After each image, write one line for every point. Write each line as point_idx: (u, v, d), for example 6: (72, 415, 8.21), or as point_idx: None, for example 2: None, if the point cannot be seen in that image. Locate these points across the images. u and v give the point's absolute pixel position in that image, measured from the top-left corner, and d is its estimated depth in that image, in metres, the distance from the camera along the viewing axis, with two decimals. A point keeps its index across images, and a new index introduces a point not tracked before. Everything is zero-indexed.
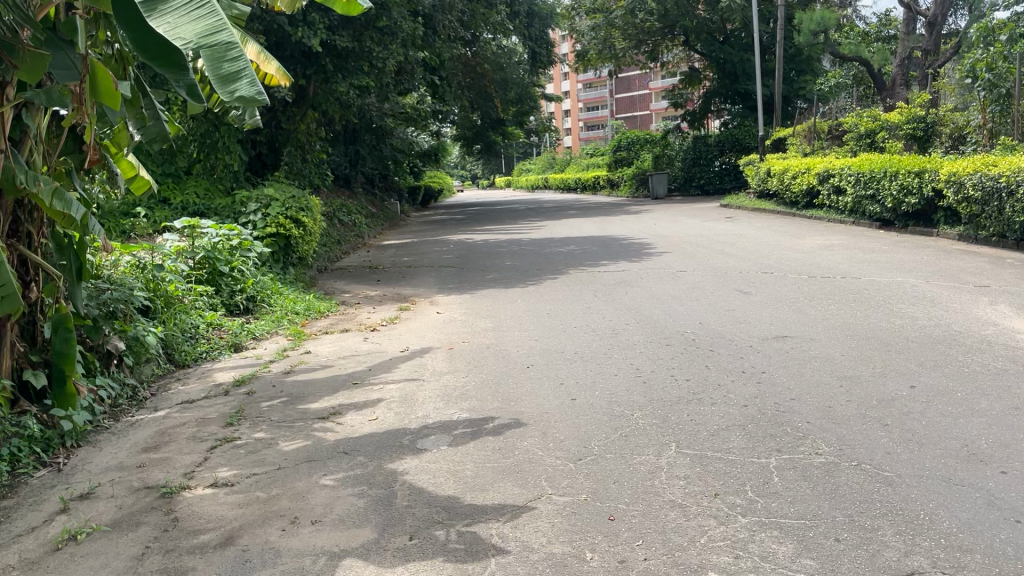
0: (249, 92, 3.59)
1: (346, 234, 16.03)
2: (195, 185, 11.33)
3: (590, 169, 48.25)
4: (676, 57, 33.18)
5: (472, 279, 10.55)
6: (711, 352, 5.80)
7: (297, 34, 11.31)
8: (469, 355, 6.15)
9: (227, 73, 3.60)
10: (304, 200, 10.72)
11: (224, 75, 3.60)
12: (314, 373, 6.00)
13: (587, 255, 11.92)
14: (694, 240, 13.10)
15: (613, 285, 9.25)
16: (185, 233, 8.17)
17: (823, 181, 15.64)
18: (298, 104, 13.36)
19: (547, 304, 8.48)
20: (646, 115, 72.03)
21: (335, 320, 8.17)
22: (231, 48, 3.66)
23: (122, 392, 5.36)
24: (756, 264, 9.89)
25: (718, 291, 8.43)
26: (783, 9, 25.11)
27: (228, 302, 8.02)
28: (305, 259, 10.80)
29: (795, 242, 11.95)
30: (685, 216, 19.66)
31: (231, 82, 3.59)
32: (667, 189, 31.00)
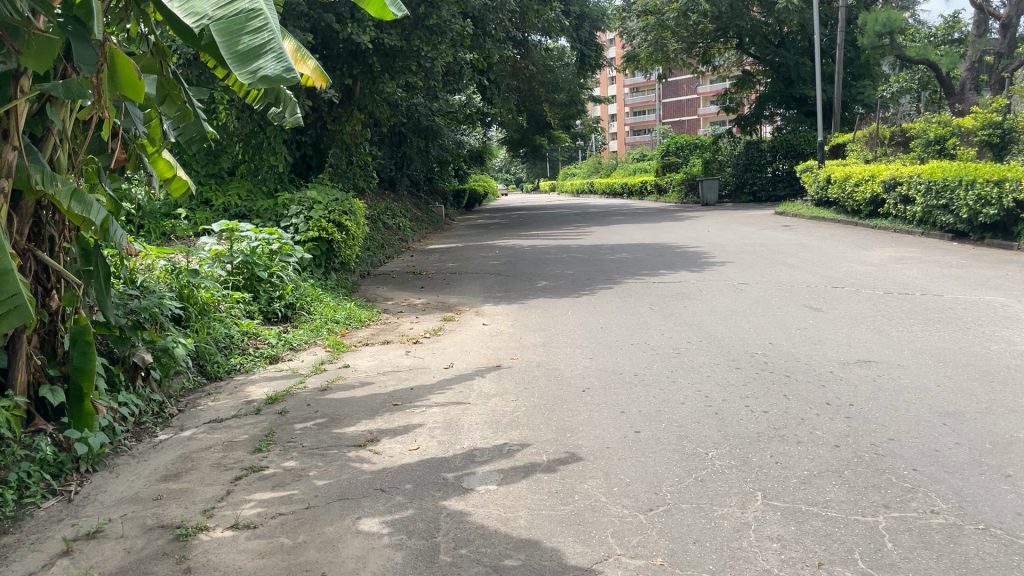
0: (274, 70, 3.63)
1: (390, 238, 15.71)
2: (238, 186, 11.06)
3: (636, 174, 47.49)
4: (729, 60, 32.34)
5: (520, 288, 10.08)
6: (787, 378, 5.24)
7: (345, 32, 10.94)
8: (518, 376, 5.66)
9: (246, 51, 3.73)
10: (348, 203, 10.37)
11: (241, 52, 3.73)
12: (352, 390, 5.58)
13: (640, 264, 11.36)
14: (752, 250, 12.44)
15: (671, 298, 8.69)
16: (223, 236, 7.86)
17: (889, 189, 14.82)
18: (344, 105, 13.04)
19: (600, 317, 7.96)
20: (694, 120, 71.02)
21: (376, 330, 7.76)
22: (248, 27, 3.81)
23: (147, 409, 5.00)
24: (825, 277, 9.23)
25: (786, 307, 7.83)
26: (845, 10, 24.23)
27: (266, 310, 7.66)
28: (347, 265, 10.45)
29: (863, 254, 11.22)
30: (739, 223, 18.96)
31: (247, 59, 3.71)
32: (718, 196, 30.24)
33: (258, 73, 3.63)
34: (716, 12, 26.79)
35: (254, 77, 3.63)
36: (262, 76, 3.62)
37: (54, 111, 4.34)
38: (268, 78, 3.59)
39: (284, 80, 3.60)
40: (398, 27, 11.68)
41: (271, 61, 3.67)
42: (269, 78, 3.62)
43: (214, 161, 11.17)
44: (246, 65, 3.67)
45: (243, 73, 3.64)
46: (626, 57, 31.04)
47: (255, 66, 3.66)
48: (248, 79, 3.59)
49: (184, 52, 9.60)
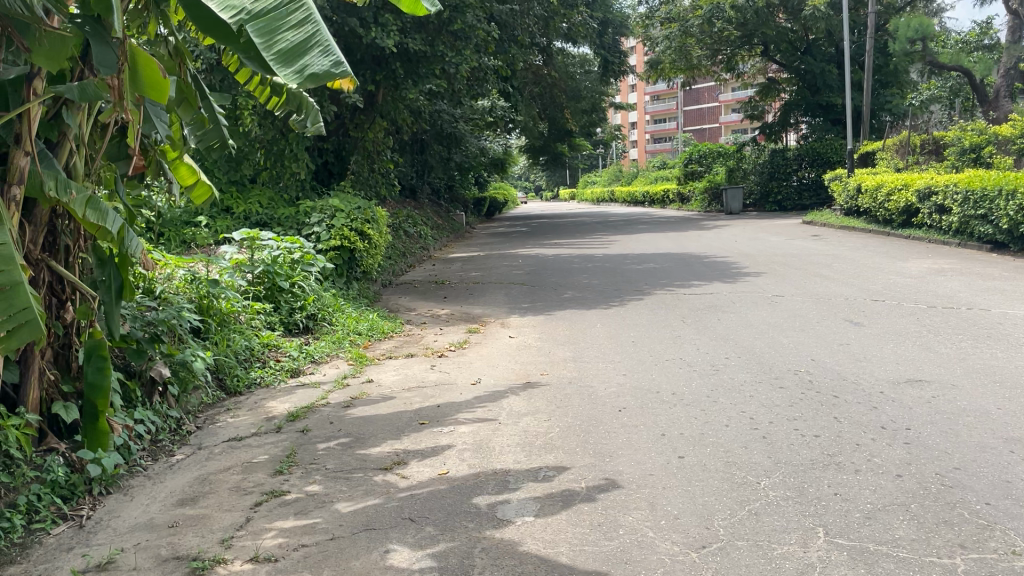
0: (322, 66, 3.52)
1: (412, 247, 15.54)
2: (259, 194, 10.91)
3: (657, 183, 47.14)
4: (753, 67, 31.98)
5: (546, 299, 9.83)
6: (835, 399, 4.96)
7: (368, 36, 10.78)
8: (549, 393, 5.41)
9: (290, 50, 3.58)
10: (370, 211, 10.17)
11: (285, 51, 3.58)
12: (376, 407, 5.35)
13: (668, 275, 11.08)
14: (783, 260, 12.12)
15: (703, 310, 8.40)
16: (245, 245, 7.69)
17: (924, 199, 14.43)
18: (366, 111, 12.88)
19: (631, 329, 7.71)
20: (716, 128, 70.59)
21: (399, 342, 7.55)
22: (288, 23, 3.66)
23: (164, 426, 4.81)
24: (863, 289, 8.91)
25: (825, 321, 7.52)
26: (874, 16, 23.80)
27: (287, 321, 7.47)
28: (369, 274, 10.26)
29: (900, 265, 10.88)
30: (767, 232, 18.61)
31: (293, 58, 3.56)
32: (742, 205, 29.85)
33: (305, 72, 3.53)
34: (742, 19, 26.46)
35: (302, 77, 3.52)
36: (310, 74, 3.52)
37: (70, 115, 4.16)
38: (317, 75, 3.50)
39: (334, 75, 3.50)
40: (422, 32, 11.51)
41: (318, 58, 3.57)
42: (317, 75, 3.52)
43: (236, 169, 11.04)
44: (290, 63, 3.54)
45: (289, 73, 3.53)
46: (649, 64, 30.76)
47: (301, 66, 3.54)
48: (296, 79, 3.49)
49: (207, 57, 9.46)
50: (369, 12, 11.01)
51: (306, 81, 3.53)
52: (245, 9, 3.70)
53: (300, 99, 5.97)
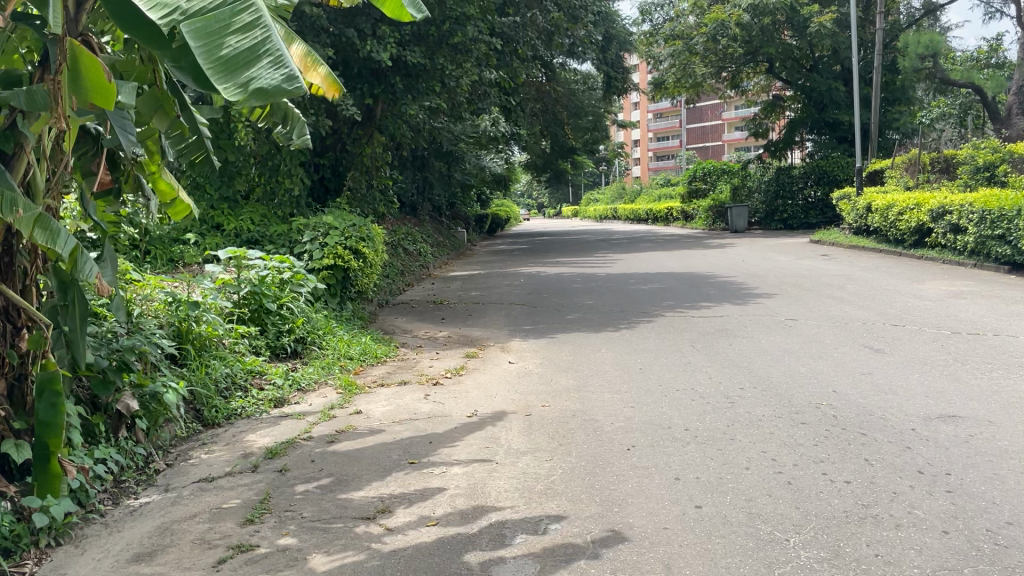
0: (271, 78, 3.16)
1: (411, 265, 15.18)
2: (252, 210, 10.53)
3: (661, 201, 46.85)
4: (756, 86, 31.75)
5: (549, 321, 9.43)
6: (863, 438, 4.54)
7: (365, 49, 10.49)
8: (551, 427, 4.98)
9: (235, 60, 3.23)
10: (366, 229, 9.79)
11: (229, 60, 3.22)
12: (364, 441, 4.93)
13: (674, 295, 10.69)
14: (794, 281, 11.71)
15: (713, 335, 7.98)
16: (231, 265, 7.31)
17: (937, 218, 14.04)
18: (364, 125, 12.54)
19: (637, 355, 7.30)
20: (719, 146, 70.52)
21: (393, 368, 7.12)
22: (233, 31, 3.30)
23: (129, 465, 4.41)
24: (881, 313, 8.49)
25: (844, 348, 7.10)
26: (881, 34, 23.51)
27: (274, 345, 7.06)
28: (364, 294, 9.86)
29: (917, 287, 10.47)
30: (774, 251, 18.22)
31: (238, 69, 3.21)
32: (747, 223, 29.49)
33: (250, 85, 3.17)
34: (747, 36, 26.12)
35: (247, 91, 3.16)
36: (256, 88, 3.15)
37: (26, 125, 3.77)
38: (265, 89, 3.14)
39: (284, 91, 3.14)
40: (422, 45, 11.20)
41: (265, 70, 3.21)
42: (265, 89, 3.15)
43: (229, 184, 10.67)
44: (234, 75, 3.19)
45: (233, 87, 3.17)
46: (653, 82, 30.54)
47: (247, 78, 3.19)
48: (241, 94, 3.13)
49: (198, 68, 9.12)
50: (366, 24, 10.74)
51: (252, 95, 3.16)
52: (179, 8, 3.37)
53: (285, 109, 5.60)
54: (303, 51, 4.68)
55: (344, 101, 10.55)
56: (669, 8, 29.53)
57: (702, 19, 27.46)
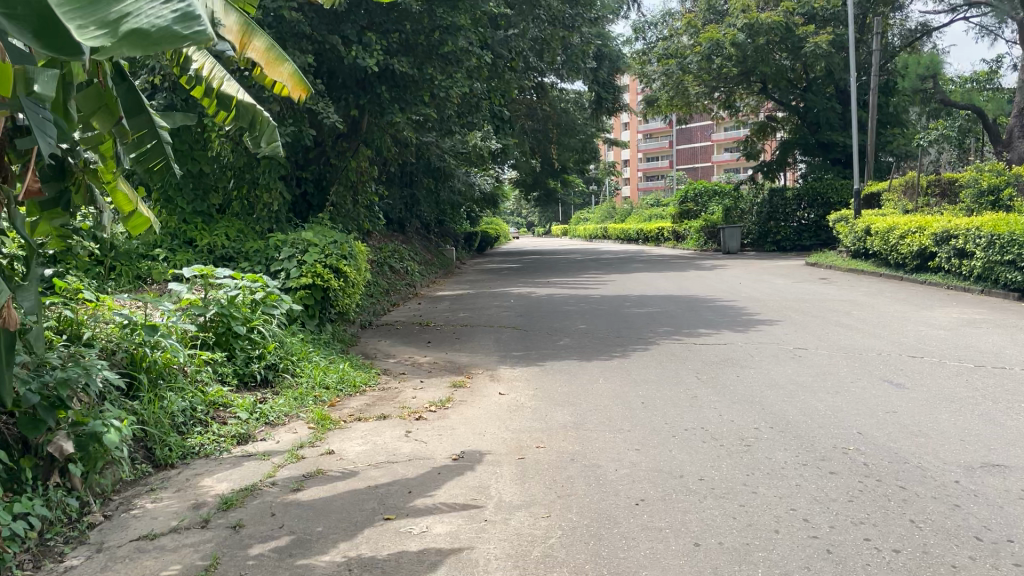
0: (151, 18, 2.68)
1: (396, 283, 14.60)
2: (227, 224, 9.90)
3: (650, 221, 46.43)
4: (749, 106, 31.47)
5: (541, 346, 8.87)
6: (903, 493, 3.99)
7: (349, 55, 9.99)
8: (548, 474, 4.40)
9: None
10: (348, 246, 9.22)
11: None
12: (335, 487, 4.33)
13: (672, 320, 10.16)
14: (795, 306, 11.20)
15: (718, 364, 7.42)
16: (197, 283, 6.71)
17: (941, 242, 13.59)
18: (349, 137, 12.00)
19: (638, 386, 6.74)
20: (708, 167, 70.56)
21: (372, 399, 6.51)
22: None
23: (59, 518, 3.82)
24: (895, 343, 7.98)
25: (862, 382, 6.56)
26: (879, 56, 23.15)
27: (241, 373, 6.45)
28: (345, 314, 9.26)
29: (928, 314, 9.99)
30: (771, 273, 17.74)
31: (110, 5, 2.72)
32: (740, 244, 29.03)
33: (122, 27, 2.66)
34: (742, 57, 25.62)
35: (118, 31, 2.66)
36: (129, 32, 2.65)
37: None
38: (145, 31, 2.64)
39: (171, 34, 2.66)
40: (410, 54, 10.73)
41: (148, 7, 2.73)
42: (143, 32, 2.66)
43: (203, 197, 10.07)
44: (105, 9, 2.71)
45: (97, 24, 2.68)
46: (646, 102, 30.18)
47: (118, 15, 2.71)
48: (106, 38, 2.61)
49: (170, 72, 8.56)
50: (351, 31, 10.27)
51: (123, 41, 2.65)
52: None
53: (253, 113, 5.03)
54: (267, 46, 5.22)
55: (326, 110, 10.02)
56: (662, 27, 29.21)
57: (697, 38, 26.99)
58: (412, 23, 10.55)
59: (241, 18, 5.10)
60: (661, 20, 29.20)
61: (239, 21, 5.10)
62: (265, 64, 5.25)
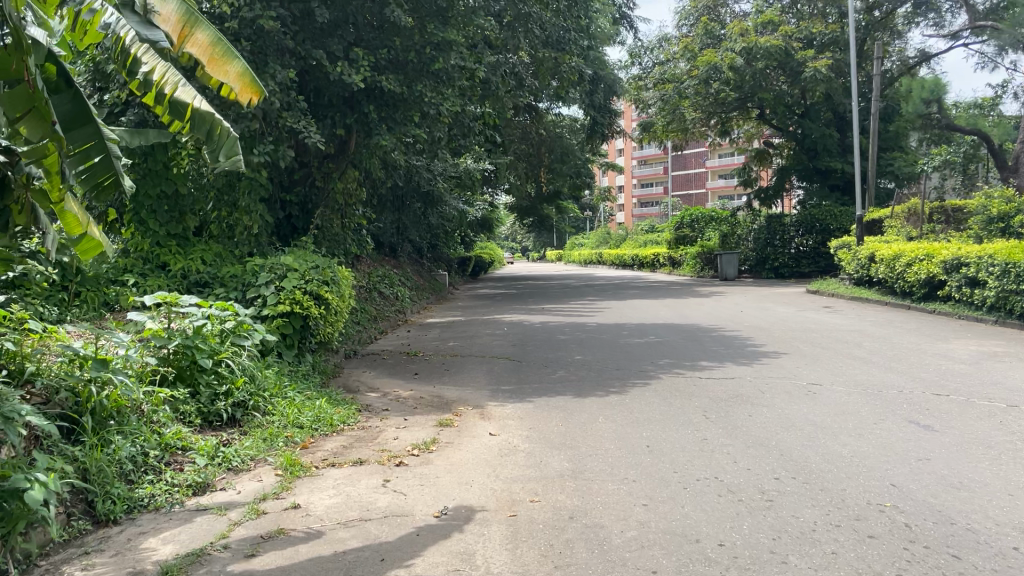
0: None
1: (385, 310, 14.06)
2: (204, 248, 9.33)
3: (646, 247, 46.01)
4: (745, 132, 31.27)
5: (535, 379, 8.31)
6: (958, 565, 3.41)
7: (334, 71, 9.50)
8: (543, 538, 3.80)
9: None
10: (331, 271, 8.67)
11: None
12: (297, 550, 3.74)
13: (673, 350, 9.64)
14: (803, 337, 10.64)
15: (727, 402, 6.84)
16: (161, 312, 6.14)
17: (949, 270, 13.11)
18: (334, 158, 11.49)
19: (642, 426, 6.17)
20: (702, 193, 70.53)
21: (350, 440, 5.91)
22: None
23: None
24: (915, 379, 7.44)
25: (887, 424, 6.00)
26: (878, 81, 22.87)
27: (205, 411, 5.86)
28: (326, 344, 8.69)
29: (944, 346, 9.47)
30: (772, 301, 17.26)
31: None
32: (738, 271, 28.55)
33: None
34: (740, 81, 25.39)
35: None
36: None
37: None
38: None
39: None
40: (400, 72, 10.26)
41: None
42: None
43: (178, 219, 9.50)
44: None
45: None
46: (642, 127, 29.89)
47: None
48: None
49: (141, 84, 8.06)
50: (337, 47, 9.85)
51: None
52: None
53: (210, 123, 4.80)
54: (210, 41, 4.95)
55: (308, 128, 9.52)
56: (658, 52, 28.99)
57: (694, 63, 26.66)
58: (402, 39, 10.18)
59: (184, 9, 4.95)
60: (657, 45, 28.99)
61: (181, 11, 4.94)
62: (208, 61, 4.99)
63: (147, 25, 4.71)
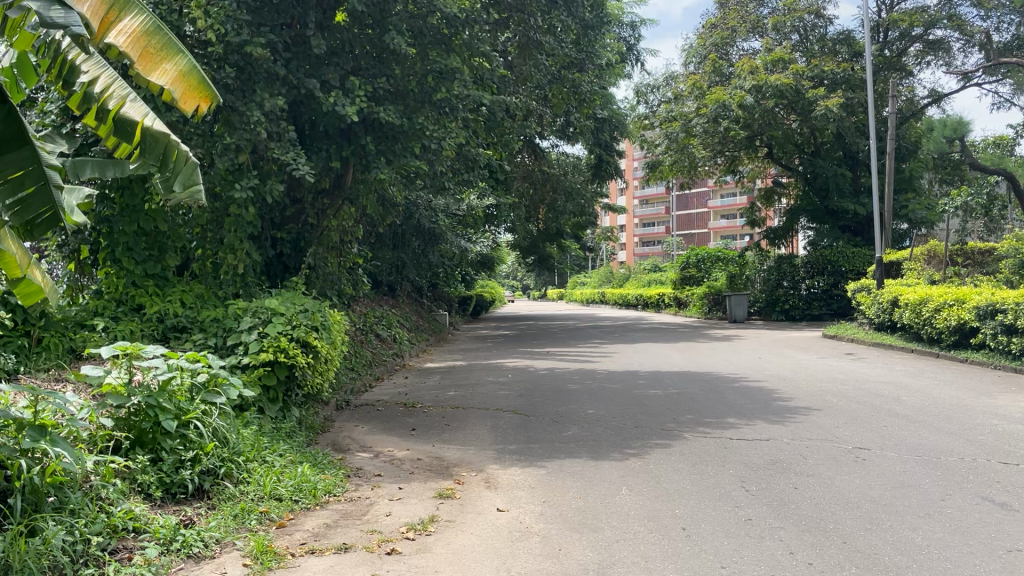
0: None
1: (382, 354, 13.29)
2: (184, 288, 8.57)
3: (650, 287, 45.24)
4: (753, 171, 30.77)
5: (546, 437, 7.50)
6: None
7: (327, 101, 8.85)
8: None
9: None
10: (321, 315, 7.93)
11: None
12: None
13: (693, 404, 8.83)
14: (833, 389, 9.82)
15: (766, 470, 6.03)
16: (122, 365, 5.37)
17: (983, 317, 12.32)
18: (330, 193, 10.82)
19: (672, 499, 5.35)
20: (704, 234, 70.09)
21: (334, 517, 5.11)
22: None
23: None
24: (974, 443, 6.63)
25: (955, 501, 5.18)
26: (894, 118, 22.27)
27: (167, 482, 5.06)
28: (314, 396, 7.92)
29: (992, 402, 8.66)
30: (789, 346, 16.45)
31: None
32: (747, 312, 27.74)
33: None
34: (749, 119, 24.80)
35: None
36: None
37: None
38: None
39: None
40: (399, 103, 9.60)
41: None
42: None
43: (157, 259, 8.79)
44: None
45: None
46: (647, 166, 29.33)
47: None
48: None
49: None
50: (332, 75, 9.21)
51: None
52: None
53: (163, 146, 5.16)
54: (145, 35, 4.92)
55: (298, 160, 8.81)
56: (664, 90, 28.64)
57: (702, 101, 26.13)
58: (402, 68, 9.56)
59: None
60: (663, 83, 28.66)
61: None
62: (142, 56, 4.93)
63: (55, 6, 4.25)
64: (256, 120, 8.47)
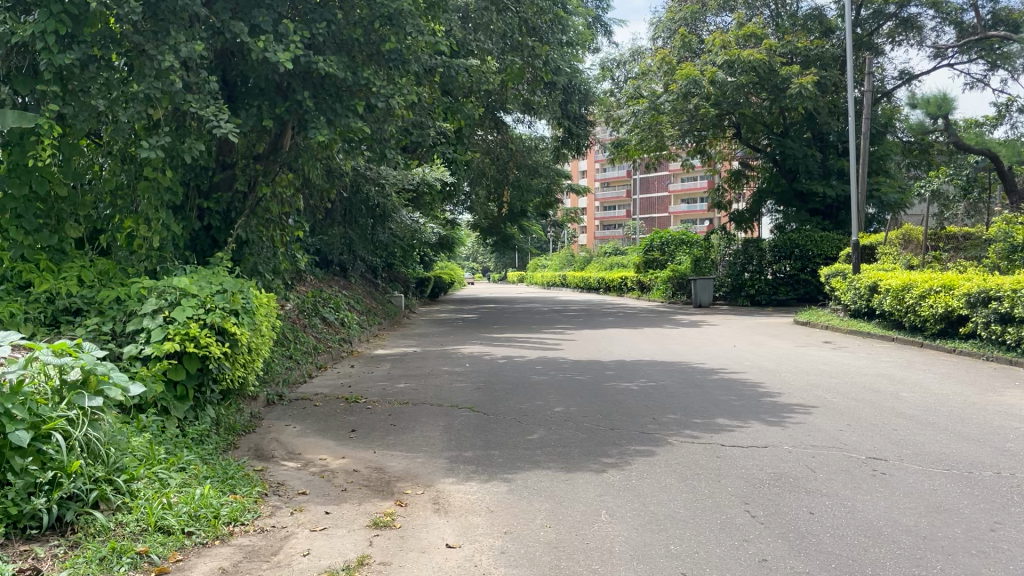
0: None
1: (325, 340, 12.08)
2: (84, 264, 7.26)
3: (612, 270, 44.40)
4: (720, 153, 29.97)
5: (507, 442, 6.39)
6: None
7: (256, 46, 7.60)
8: None
9: None
10: (242, 296, 6.71)
11: None
12: None
13: (673, 402, 7.80)
14: (824, 384, 8.90)
15: (772, 488, 5.01)
16: None
17: (974, 303, 11.52)
18: (264, 158, 9.58)
19: (666, 531, 4.27)
20: (664, 217, 69.67)
21: (235, 558, 3.97)
22: None
23: None
24: (1001, 452, 5.70)
25: (1010, 532, 4.21)
26: (869, 97, 21.52)
27: (14, 514, 3.86)
28: (234, 392, 6.70)
29: (1001, 399, 7.79)
30: (762, 333, 15.62)
31: None
32: (712, 297, 26.92)
33: None
34: (720, 96, 23.83)
35: None
36: None
37: None
38: None
39: None
40: (343, 54, 8.42)
41: None
42: None
43: (53, 229, 7.45)
44: None
45: None
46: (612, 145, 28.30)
47: None
48: None
49: None
50: (262, 18, 7.94)
51: None
52: None
53: None
54: None
55: (219, 116, 7.56)
56: (631, 65, 27.62)
57: (671, 78, 25.11)
58: (346, 13, 8.36)
59: None
60: (630, 58, 27.65)
61: None
62: None
63: None
64: (168, 66, 7.22)
